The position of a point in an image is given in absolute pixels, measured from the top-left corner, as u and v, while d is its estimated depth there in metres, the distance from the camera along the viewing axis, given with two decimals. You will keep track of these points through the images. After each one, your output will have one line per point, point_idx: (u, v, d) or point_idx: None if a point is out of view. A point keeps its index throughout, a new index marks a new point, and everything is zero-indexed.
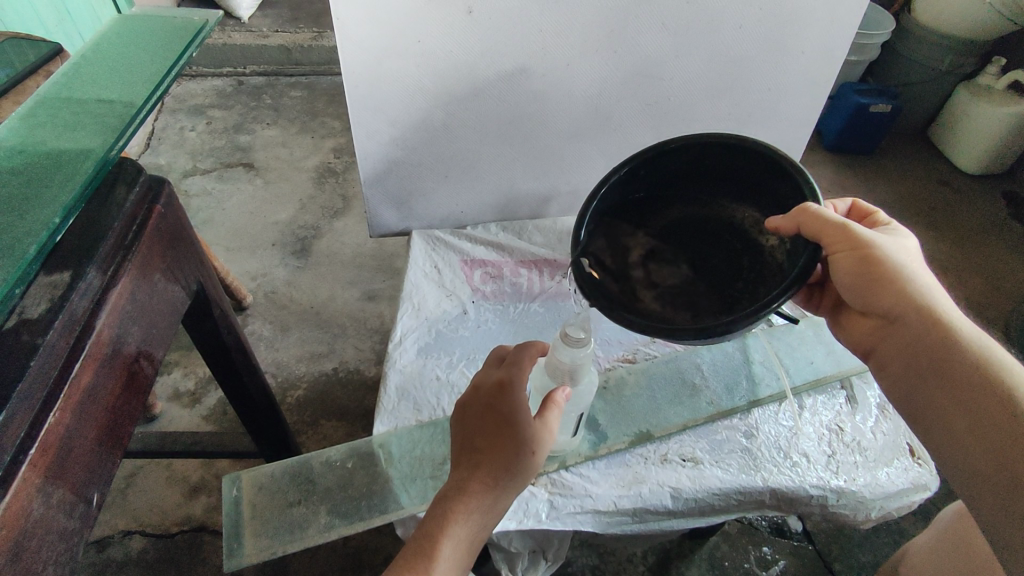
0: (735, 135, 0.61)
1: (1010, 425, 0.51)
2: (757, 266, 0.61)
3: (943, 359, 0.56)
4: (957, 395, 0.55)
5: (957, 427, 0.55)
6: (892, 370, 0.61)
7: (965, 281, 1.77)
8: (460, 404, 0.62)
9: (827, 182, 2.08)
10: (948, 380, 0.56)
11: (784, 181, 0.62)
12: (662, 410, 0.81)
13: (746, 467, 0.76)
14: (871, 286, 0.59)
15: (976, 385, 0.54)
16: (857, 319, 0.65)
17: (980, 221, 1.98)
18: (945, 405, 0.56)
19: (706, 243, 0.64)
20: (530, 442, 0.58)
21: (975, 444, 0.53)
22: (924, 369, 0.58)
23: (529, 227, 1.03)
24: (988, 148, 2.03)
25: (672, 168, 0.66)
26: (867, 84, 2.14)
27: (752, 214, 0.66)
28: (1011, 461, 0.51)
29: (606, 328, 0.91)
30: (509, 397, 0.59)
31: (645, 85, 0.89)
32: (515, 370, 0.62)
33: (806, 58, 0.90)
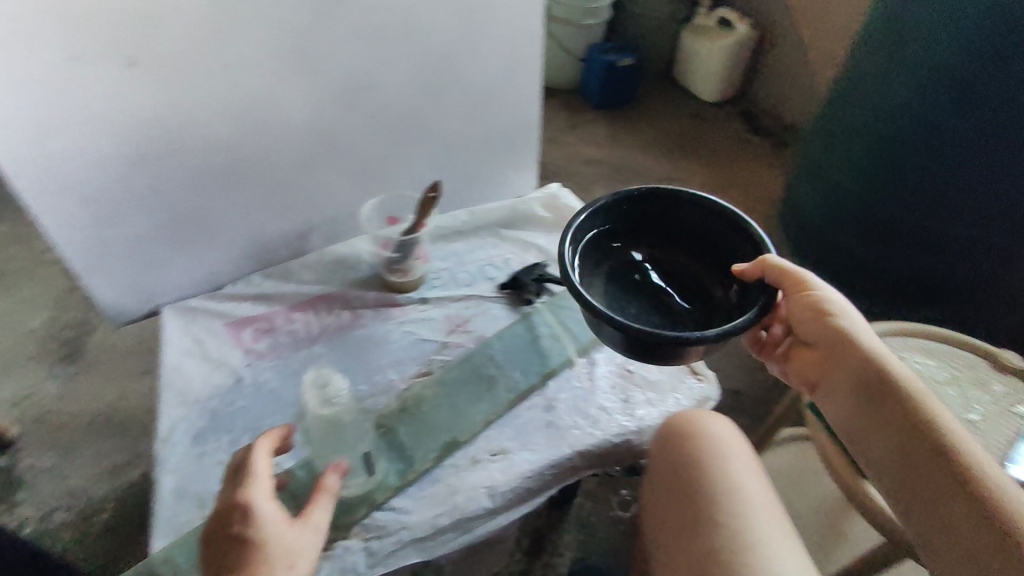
0: (711, 198, 0.75)
1: (932, 449, 0.57)
2: (706, 305, 0.76)
3: (875, 391, 0.63)
4: (887, 421, 0.61)
5: (895, 444, 0.60)
6: (832, 394, 0.66)
7: (727, 198, 2.02)
8: (205, 536, 0.55)
9: (602, 138, 2.24)
10: (879, 410, 0.62)
11: (744, 237, 0.74)
12: (463, 414, 0.80)
13: (551, 440, 0.79)
14: (818, 319, 0.67)
15: (902, 414, 0.60)
16: (797, 357, 0.72)
17: (729, 143, 2.25)
18: (882, 427, 0.61)
19: (665, 287, 0.77)
20: (286, 558, 0.54)
21: (907, 463, 0.59)
22: (861, 395, 0.63)
23: (296, 267, 0.95)
24: (720, 76, 2.32)
25: (649, 212, 0.78)
26: (610, 43, 2.33)
27: (704, 266, 0.79)
28: (937, 470, 0.56)
29: (394, 348, 0.87)
30: (258, 513, 0.54)
31: (361, 99, 0.86)
32: (245, 489, 0.56)
33: (505, 42, 0.93)
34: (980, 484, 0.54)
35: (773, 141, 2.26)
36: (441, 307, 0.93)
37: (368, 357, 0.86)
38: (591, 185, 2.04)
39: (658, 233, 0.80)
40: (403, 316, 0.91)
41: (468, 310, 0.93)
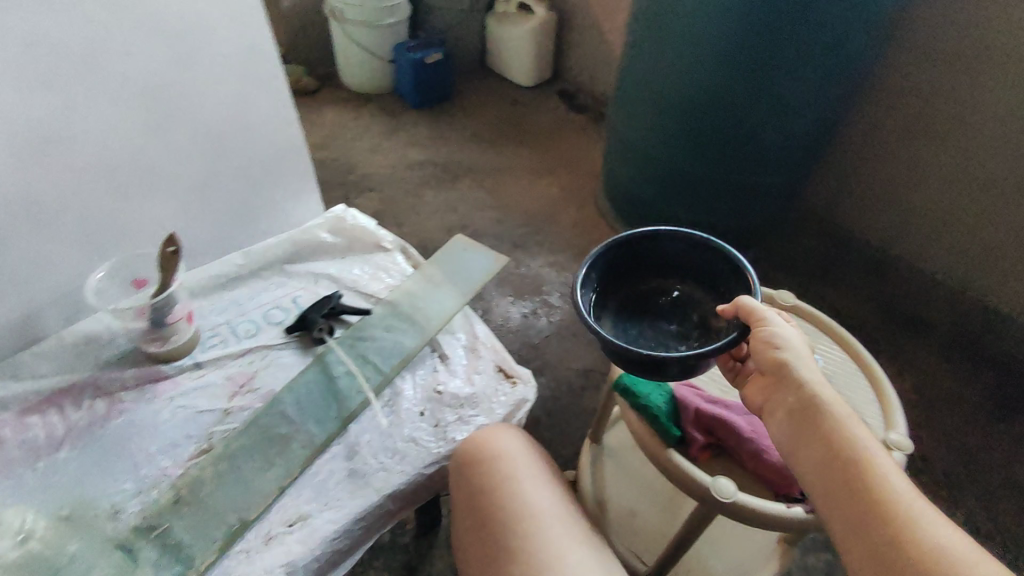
0: (716, 242, 0.74)
1: (889, 510, 0.47)
2: (702, 337, 0.78)
3: (824, 436, 0.53)
4: (838, 472, 0.51)
5: (833, 489, 0.51)
6: (777, 430, 0.57)
7: (556, 179, 2.04)
8: None
9: (425, 138, 2.17)
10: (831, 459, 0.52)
11: (741, 283, 0.74)
12: (251, 487, 0.71)
13: (355, 491, 0.72)
14: (771, 349, 0.59)
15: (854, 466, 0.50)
16: (749, 386, 0.63)
17: (550, 123, 2.28)
18: (823, 472, 0.52)
19: (673, 317, 0.81)
20: None
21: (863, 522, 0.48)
22: (805, 434, 0.54)
23: (26, 358, 0.79)
24: (528, 59, 2.34)
25: (666, 246, 0.79)
26: (415, 40, 2.25)
27: (707, 300, 0.80)
28: (876, 526, 0.47)
29: (163, 429, 0.76)
30: None
31: (58, 152, 0.71)
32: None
33: (234, 62, 0.82)
34: (943, 556, 0.44)
35: (591, 115, 2.33)
36: (219, 369, 0.82)
37: (130, 449, 0.74)
38: (422, 188, 1.96)
39: (670, 263, 0.81)
40: (174, 389, 0.79)
41: (252, 365, 0.83)
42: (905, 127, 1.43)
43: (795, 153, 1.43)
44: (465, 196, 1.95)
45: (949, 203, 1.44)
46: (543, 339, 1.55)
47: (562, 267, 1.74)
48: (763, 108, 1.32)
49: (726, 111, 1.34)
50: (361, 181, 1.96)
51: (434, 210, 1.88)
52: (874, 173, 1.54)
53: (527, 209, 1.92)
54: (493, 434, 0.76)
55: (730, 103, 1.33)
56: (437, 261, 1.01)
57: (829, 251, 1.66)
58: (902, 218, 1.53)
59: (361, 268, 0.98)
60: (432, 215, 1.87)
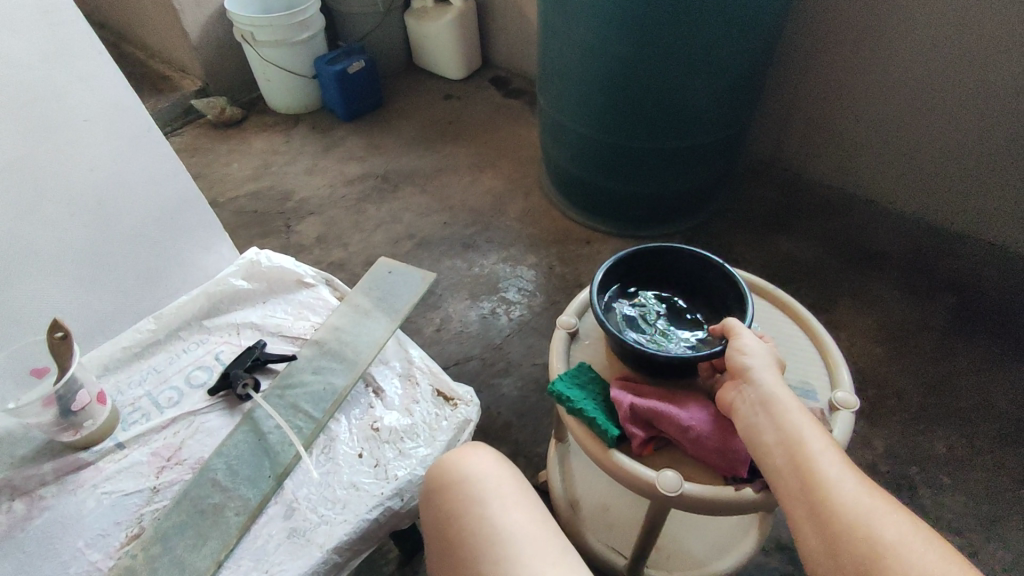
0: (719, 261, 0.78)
1: (849, 520, 0.46)
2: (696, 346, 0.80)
3: (784, 438, 0.53)
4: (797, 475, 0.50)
5: (792, 490, 0.50)
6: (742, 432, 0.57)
7: (500, 170, 2.00)
8: None
9: (362, 149, 2.11)
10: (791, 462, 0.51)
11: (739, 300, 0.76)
12: (185, 568, 0.68)
13: (297, 550, 0.69)
14: (740, 358, 0.60)
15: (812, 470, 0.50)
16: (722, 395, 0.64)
17: (487, 113, 2.23)
18: (782, 474, 0.51)
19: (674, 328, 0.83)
20: None
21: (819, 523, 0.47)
22: (766, 435, 0.54)
23: None
24: (455, 52, 2.29)
25: (673, 263, 0.82)
26: (335, 52, 2.18)
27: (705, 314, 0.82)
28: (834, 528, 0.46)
29: (89, 521, 0.72)
30: None
31: None
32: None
33: (98, 124, 0.77)
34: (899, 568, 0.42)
35: (526, 99, 2.28)
36: (143, 446, 0.78)
37: (57, 548, 0.70)
38: (364, 204, 1.90)
39: (677, 279, 0.84)
40: (97, 476, 0.75)
41: (177, 436, 0.80)
42: (832, 60, 1.41)
43: (724, 102, 1.37)
44: (408, 204, 1.90)
45: (883, 128, 1.43)
46: (505, 340, 1.52)
47: (516, 261, 1.71)
48: (681, 58, 1.26)
49: (642, 68, 1.29)
50: (301, 206, 1.90)
51: (379, 224, 1.83)
52: (823, 122, 1.51)
53: (473, 206, 1.88)
54: (463, 453, 0.64)
55: (644, 58, 1.27)
56: (362, 289, 0.97)
57: (784, 200, 1.60)
58: (849, 156, 1.52)
59: (284, 309, 0.95)
60: (377, 229, 1.82)
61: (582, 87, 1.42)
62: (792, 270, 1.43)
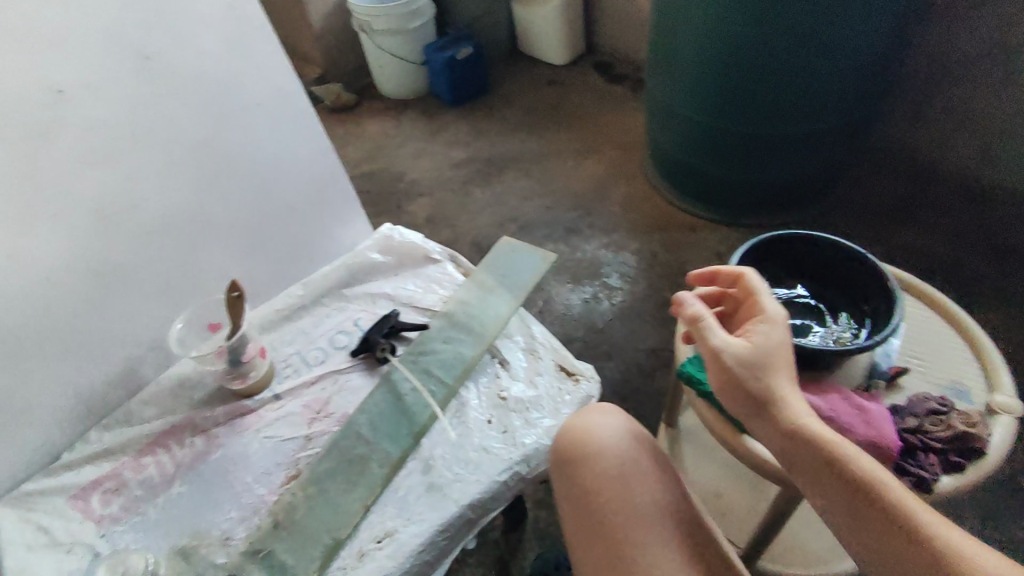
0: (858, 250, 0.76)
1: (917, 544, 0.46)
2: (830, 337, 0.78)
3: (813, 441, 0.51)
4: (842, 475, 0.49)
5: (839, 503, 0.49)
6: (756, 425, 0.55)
7: (603, 155, 2.00)
8: None
9: (468, 133, 2.17)
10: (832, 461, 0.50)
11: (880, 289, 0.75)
12: (338, 508, 0.75)
13: (435, 503, 0.75)
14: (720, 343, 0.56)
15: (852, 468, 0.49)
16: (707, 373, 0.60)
17: (590, 98, 2.23)
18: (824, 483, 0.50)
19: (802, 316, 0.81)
20: None
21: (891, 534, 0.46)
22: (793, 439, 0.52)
23: (135, 406, 0.89)
24: (559, 37, 2.29)
25: (803, 251, 0.80)
26: (444, 38, 2.25)
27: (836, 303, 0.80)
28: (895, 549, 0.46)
29: (255, 460, 0.82)
30: None
31: (125, 219, 0.78)
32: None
33: (267, 107, 0.86)
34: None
35: (631, 84, 2.25)
36: (296, 398, 0.87)
37: (230, 480, 0.81)
38: (470, 186, 1.97)
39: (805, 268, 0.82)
40: (260, 421, 0.85)
41: (325, 391, 0.88)
42: (981, 40, 1.29)
43: (849, 88, 1.31)
44: (513, 187, 1.94)
45: None
46: (607, 323, 1.53)
47: (619, 246, 1.71)
48: (806, 41, 1.21)
49: (760, 54, 1.25)
50: (411, 187, 2.00)
51: (485, 206, 1.89)
52: (966, 108, 1.39)
53: (576, 191, 1.89)
54: (599, 422, 0.66)
55: (764, 43, 1.23)
56: (485, 266, 1.01)
57: (912, 191, 1.50)
58: (993, 146, 1.40)
59: (415, 281, 1.01)
60: (482, 211, 1.87)
61: (694, 73, 1.39)
62: (919, 264, 1.35)
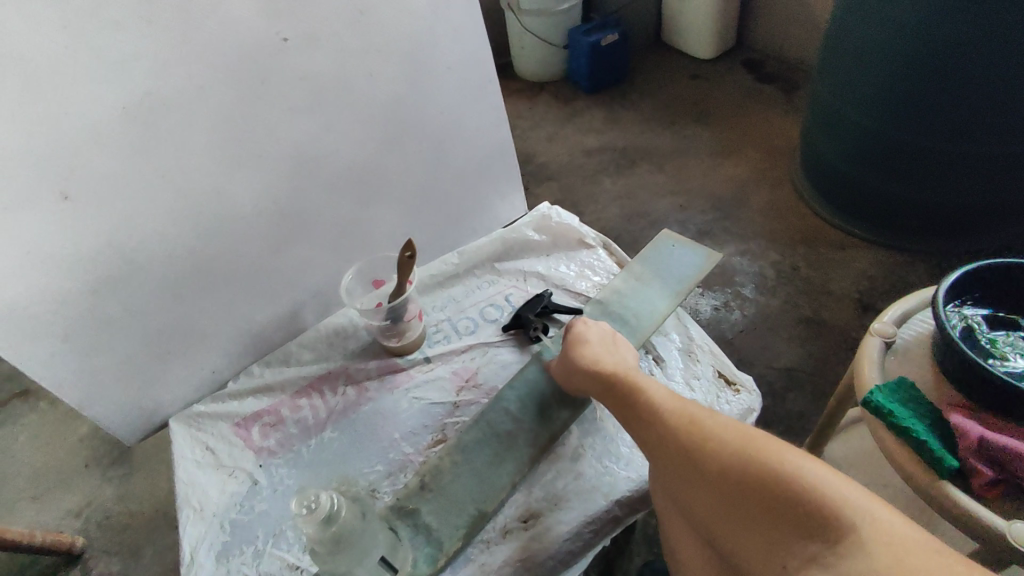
0: None
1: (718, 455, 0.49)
2: None
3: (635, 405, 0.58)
4: (647, 430, 0.55)
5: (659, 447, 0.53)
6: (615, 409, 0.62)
7: (745, 156, 1.89)
8: None
9: (602, 121, 2.12)
10: (637, 422, 0.57)
11: None
12: (485, 480, 0.75)
13: (584, 493, 0.73)
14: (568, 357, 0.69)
15: (653, 416, 0.55)
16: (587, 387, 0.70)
17: (735, 96, 2.11)
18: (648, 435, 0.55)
19: None
20: None
21: (683, 477, 0.50)
22: (627, 407, 0.59)
23: (294, 348, 0.93)
24: (710, 30, 2.18)
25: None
26: (590, 22, 2.19)
27: None
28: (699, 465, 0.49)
29: (404, 418, 0.83)
30: None
31: (317, 167, 0.82)
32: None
33: (455, 71, 0.88)
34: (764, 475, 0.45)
35: (781, 85, 2.11)
36: (446, 363, 0.88)
37: (379, 434, 0.82)
38: (601, 176, 1.92)
39: None
40: (409, 381, 0.87)
41: (475, 361, 0.88)
42: None
43: None
44: (645, 181, 1.88)
45: None
46: (737, 335, 1.44)
47: (755, 254, 1.61)
48: (1012, 58, 1.07)
49: (949, 67, 1.13)
50: (541, 169, 1.99)
51: (614, 198, 1.84)
52: None
53: (713, 191, 1.80)
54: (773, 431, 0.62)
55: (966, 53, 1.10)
56: (643, 259, 0.97)
57: None
58: None
59: (567, 264, 0.99)
60: (612, 201, 1.83)
61: (867, 80, 1.29)
62: None
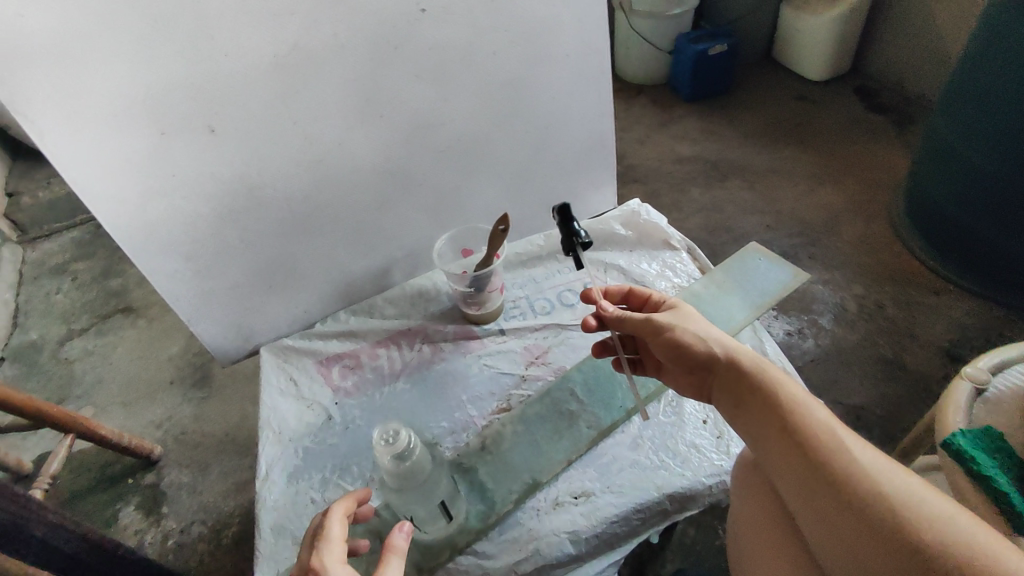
0: None
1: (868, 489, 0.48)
2: None
3: (767, 413, 0.56)
4: (785, 446, 0.54)
5: (795, 464, 0.53)
6: (735, 410, 0.60)
7: (843, 185, 1.82)
8: None
9: (697, 131, 2.10)
10: (791, 443, 0.53)
11: None
12: (544, 451, 0.78)
13: (638, 481, 0.74)
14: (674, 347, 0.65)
15: (802, 426, 0.53)
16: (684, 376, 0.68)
17: (840, 123, 2.03)
18: (782, 449, 0.54)
19: None
20: None
21: (845, 523, 0.48)
22: (756, 412, 0.57)
23: (379, 302, 0.99)
24: (824, 53, 2.12)
25: None
26: (700, 31, 2.17)
27: None
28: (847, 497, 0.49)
29: (474, 383, 0.87)
30: None
31: (430, 135, 0.87)
32: (317, 555, 0.53)
33: (573, 60, 0.90)
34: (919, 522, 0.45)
35: (893, 117, 2.02)
36: (519, 338, 0.92)
37: (449, 392, 0.87)
38: (687, 185, 1.91)
39: None
40: (482, 349, 0.91)
41: (547, 340, 0.91)
42: None
43: None
44: (733, 197, 1.84)
45: None
46: (807, 364, 1.40)
47: (839, 285, 1.55)
48: None
49: None
50: (628, 171, 1.99)
51: (698, 209, 1.82)
52: None
53: (803, 216, 1.75)
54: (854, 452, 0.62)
55: None
56: (726, 267, 0.97)
57: None
58: None
59: (649, 262, 1.01)
60: (695, 212, 1.81)
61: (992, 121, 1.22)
62: None
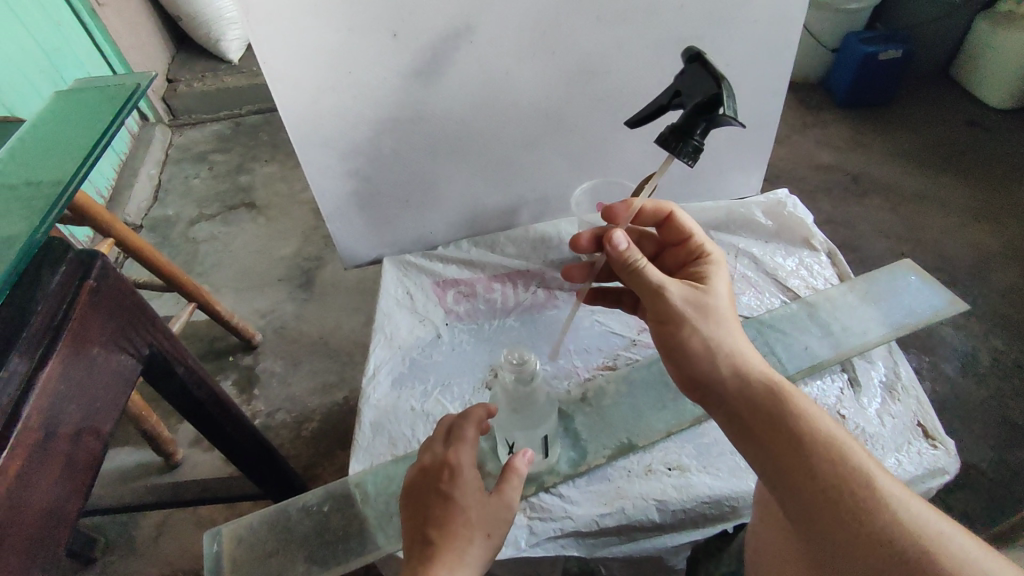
0: None
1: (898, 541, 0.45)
2: None
3: (784, 444, 0.51)
4: (806, 487, 0.49)
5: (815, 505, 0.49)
6: (743, 434, 0.55)
7: (1001, 227, 1.64)
8: (420, 493, 0.57)
9: (843, 140, 1.95)
10: (811, 482, 0.49)
11: None
12: (645, 417, 0.77)
13: (736, 470, 0.72)
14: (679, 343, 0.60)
15: (826, 465, 0.49)
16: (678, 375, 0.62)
17: (1013, 159, 1.82)
18: (799, 487, 0.50)
19: None
20: (482, 525, 0.55)
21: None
22: (769, 442, 0.52)
23: (501, 239, 1.00)
24: (1010, 78, 1.91)
25: None
26: (873, 32, 1.99)
27: None
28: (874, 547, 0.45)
29: (584, 336, 0.88)
30: (448, 491, 0.56)
31: (593, 80, 0.85)
32: (455, 451, 0.59)
33: (761, 27, 0.85)
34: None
35: None
36: None
37: (557, 339, 0.88)
38: (821, 194, 1.79)
39: None
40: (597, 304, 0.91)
41: None
42: None
43: None
44: (869, 215, 1.71)
45: None
46: None
47: (972, 332, 1.42)
48: None
49: None
50: None
51: (828, 222, 1.71)
52: None
53: (946, 251, 1.60)
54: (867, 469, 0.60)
55: None
56: (870, 279, 0.90)
57: None
58: None
59: (784, 257, 0.97)
60: (824, 224, 1.70)
61: None
62: None
